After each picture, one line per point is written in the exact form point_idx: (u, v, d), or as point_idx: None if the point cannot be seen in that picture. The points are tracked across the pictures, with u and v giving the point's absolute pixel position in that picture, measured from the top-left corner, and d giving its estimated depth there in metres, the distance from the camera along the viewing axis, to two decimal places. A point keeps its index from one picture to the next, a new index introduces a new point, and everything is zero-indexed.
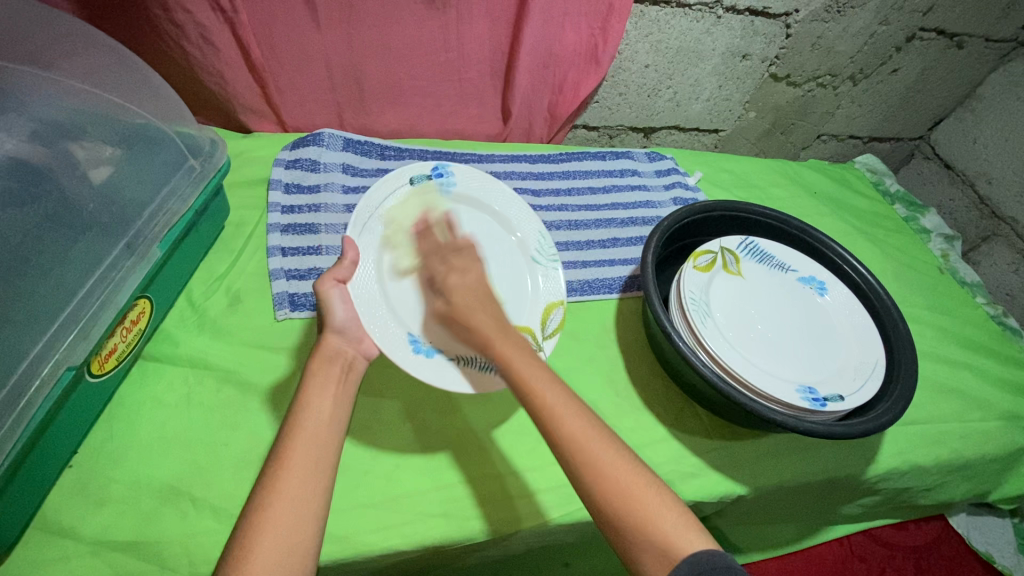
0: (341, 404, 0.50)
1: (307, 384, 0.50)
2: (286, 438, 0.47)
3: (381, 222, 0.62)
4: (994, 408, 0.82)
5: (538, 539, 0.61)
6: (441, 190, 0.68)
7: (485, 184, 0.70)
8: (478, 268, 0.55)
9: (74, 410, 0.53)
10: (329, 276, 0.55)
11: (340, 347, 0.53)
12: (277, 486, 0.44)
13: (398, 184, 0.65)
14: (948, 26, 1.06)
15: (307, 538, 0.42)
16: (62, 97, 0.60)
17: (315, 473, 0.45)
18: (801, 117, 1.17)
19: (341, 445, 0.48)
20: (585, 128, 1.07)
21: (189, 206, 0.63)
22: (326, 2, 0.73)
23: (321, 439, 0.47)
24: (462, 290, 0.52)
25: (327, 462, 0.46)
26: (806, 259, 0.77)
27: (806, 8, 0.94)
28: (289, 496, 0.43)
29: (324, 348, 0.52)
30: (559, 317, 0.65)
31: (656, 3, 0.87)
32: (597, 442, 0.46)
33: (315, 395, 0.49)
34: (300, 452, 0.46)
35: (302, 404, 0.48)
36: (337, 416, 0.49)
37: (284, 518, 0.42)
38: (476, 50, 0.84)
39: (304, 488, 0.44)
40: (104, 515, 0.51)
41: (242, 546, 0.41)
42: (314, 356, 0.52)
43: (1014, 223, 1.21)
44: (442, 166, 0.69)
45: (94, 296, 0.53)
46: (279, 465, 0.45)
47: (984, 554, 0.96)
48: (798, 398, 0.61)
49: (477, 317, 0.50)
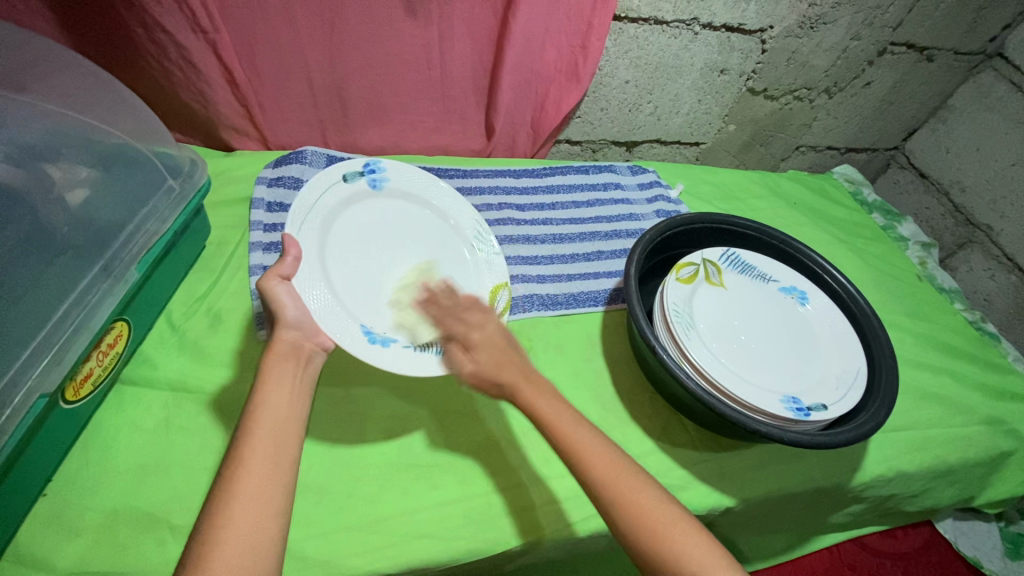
0: (296, 400, 0.49)
1: (262, 377, 0.49)
2: (243, 435, 0.46)
3: (321, 218, 0.62)
4: (976, 412, 0.83)
5: (526, 557, 0.60)
6: (372, 185, 0.69)
7: (415, 178, 0.72)
8: (491, 321, 0.60)
9: (48, 437, 0.51)
10: (273, 273, 0.53)
11: (296, 341, 0.53)
12: (237, 481, 0.43)
13: (331, 181, 0.64)
14: (917, 40, 1.09)
15: (268, 532, 0.41)
16: (36, 117, 0.59)
17: (275, 465, 0.44)
18: (779, 130, 1.20)
19: (299, 440, 0.47)
20: (568, 143, 1.08)
21: (168, 226, 0.63)
22: (307, 21, 0.73)
23: (280, 434, 0.46)
24: (490, 347, 0.57)
25: (286, 454, 0.46)
26: (787, 269, 0.78)
27: (781, 24, 0.97)
28: (251, 490, 0.42)
29: (280, 345, 0.51)
30: (505, 296, 0.68)
31: (634, 20, 0.89)
32: (625, 478, 0.49)
33: (270, 392, 0.48)
34: (257, 447, 0.45)
35: (257, 401, 0.48)
36: (293, 410, 0.48)
37: (245, 512, 0.41)
38: (458, 68, 0.85)
39: (263, 483, 0.43)
40: (80, 545, 0.50)
41: (203, 542, 0.40)
42: (269, 353, 0.51)
43: (988, 230, 1.24)
44: (375, 163, 0.69)
45: (68, 320, 0.52)
46: (236, 459, 0.44)
47: (972, 558, 0.96)
48: (782, 408, 0.61)
49: (506, 372, 0.55)
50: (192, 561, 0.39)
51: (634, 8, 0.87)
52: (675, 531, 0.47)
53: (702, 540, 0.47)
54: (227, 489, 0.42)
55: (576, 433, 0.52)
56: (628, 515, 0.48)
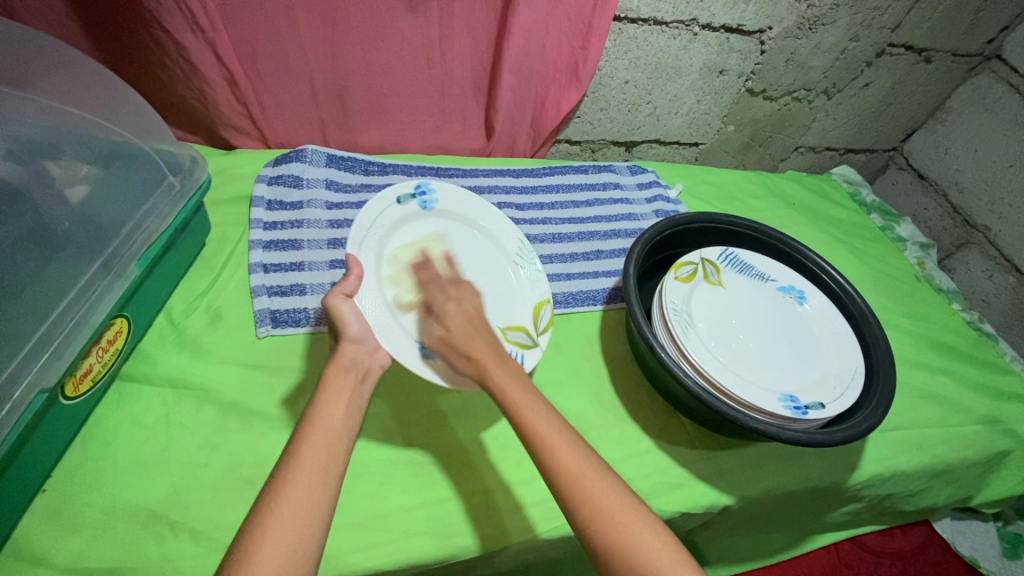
0: (353, 412, 0.49)
1: (322, 390, 0.50)
2: (297, 443, 0.46)
3: (374, 242, 0.62)
4: (974, 412, 0.84)
5: (524, 554, 0.60)
6: (423, 207, 0.69)
7: (465, 200, 0.72)
8: (470, 298, 0.60)
9: (47, 432, 0.52)
10: (336, 292, 0.55)
11: (356, 357, 0.53)
12: (284, 489, 0.43)
13: (385, 202, 0.65)
14: (915, 42, 1.10)
15: (308, 541, 0.41)
16: (38, 115, 0.60)
17: (324, 475, 0.44)
18: (778, 131, 1.20)
19: (349, 453, 0.47)
20: (568, 143, 1.08)
21: (168, 223, 0.63)
22: (308, 20, 0.74)
23: (335, 445, 0.46)
24: (457, 317, 0.57)
25: (336, 463, 0.45)
26: (785, 269, 0.78)
27: (780, 25, 0.97)
28: (296, 499, 0.42)
29: (341, 359, 0.52)
30: (548, 314, 0.68)
31: (634, 20, 0.89)
32: (584, 473, 0.47)
33: (328, 402, 0.49)
34: (309, 454, 0.45)
35: (314, 411, 0.48)
36: (348, 421, 0.48)
37: (288, 520, 0.41)
38: (458, 67, 0.86)
39: (310, 493, 0.43)
40: (79, 541, 0.50)
41: (243, 548, 0.40)
42: (331, 365, 0.51)
43: (986, 231, 1.24)
44: (425, 185, 0.70)
45: (68, 315, 0.52)
46: (290, 465, 0.44)
47: (969, 558, 0.96)
48: (780, 406, 0.61)
49: (476, 347, 0.54)
50: (232, 566, 0.39)
51: (633, 9, 0.87)
52: (626, 520, 0.45)
53: (651, 528, 0.45)
54: (274, 497, 0.42)
55: (532, 412, 0.49)
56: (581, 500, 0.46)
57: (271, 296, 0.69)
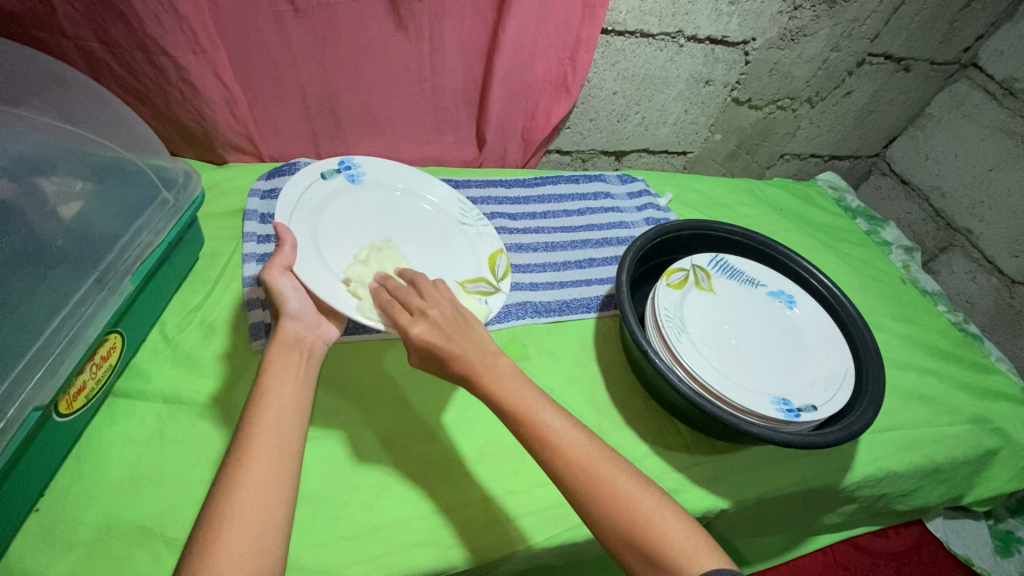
0: (300, 388, 0.50)
1: (268, 364, 0.51)
2: (250, 424, 0.46)
3: (305, 216, 0.63)
4: (961, 411, 0.85)
5: (521, 563, 0.60)
6: (350, 181, 0.71)
7: (392, 172, 0.75)
8: (439, 294, 0.55)
9: (41, 449, 0.51)
10: (274, 266, 0.55)
11: (298, 333, 0.55)
12: (245, 466, 0.44)
13: (311, 179, 0.66)
14: (894, 51, 1.13)
15: (274, 508, 0.43)
16: (32, 132, 0.60)
17: (281, 450, 0.45)
18: (763, 139, 1.22)
19: (302, 425, 0.49)
20: (558, 153, 1.10)
21: (162, 238, 0.62)
22: (301, 35, 0.74)
23: (286, 416, 0.48)
24: (441, 324, 0.52)
25: (290, 442, 0.47)
26: (774, 274, 0.79)
27: (762, 36, 1.00)
28: (259, 473, 0.43)
29: (282, 338, 0.53)
30: (503, 263, 0.71)
31: (621, 33, 0.91)
32: (604, 467, 0.49)
33: (276, 379, 0.50)
34: (262, 431, 0.46)
35: (260, 392, 0.49)
36: (295, 392, 0.50)
37: (255, 490, 0.43)
38: (449, 80, 0.87)
39: (275, 468, 0.44)
40: (72, 561, 0.49)
41: (212, 525, 0.40)
42: (274, 341, 0.53)
43: (968, 234, 1.27)
44: (348, 160, 0.72)
45: (62, 332, 0.52)
46: (243, 442, 0.45)
47: (962, 557, 0.97)
48: (772, 410, 0.62)
49: (461, 346, 0.51)
50: (201, 541, 0.40)
51: (620, 22, 0.89)
52: (654, 521, 0.46)
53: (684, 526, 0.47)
54: (233, 473, 0.43)
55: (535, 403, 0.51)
56: (610, 509, 0.47)
57: (266, 309, 0.69)
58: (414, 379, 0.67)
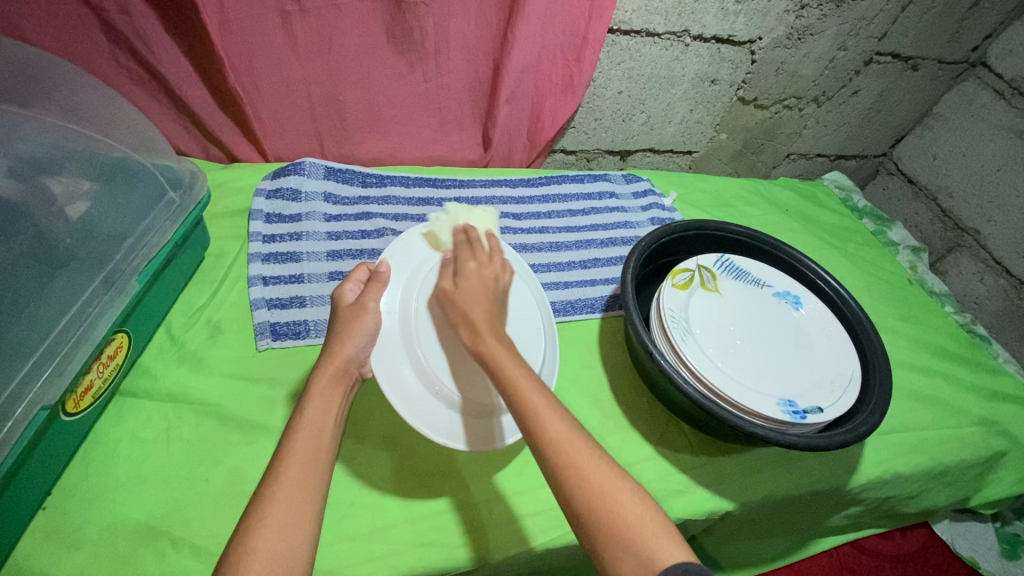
0: (334, 426, 0.49)
1: (308, 400, 0.49)
2: (281, 459, 0.45)
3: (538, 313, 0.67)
4: (968, 414, 0.84)
5: (525, 564, 0.60)
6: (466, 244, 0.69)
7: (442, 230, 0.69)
8: (489, 268, 0.60)
9: (48, 448, 0.51)
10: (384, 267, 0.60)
11: (348, 364, 0.53)
12: (272, 501, 0.42)
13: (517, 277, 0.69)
14: (902, 50, 1.12)
15: (301, 545, 0.41)
16: (40, 133, 0.60)
17: (311, 485, 0.44)
18: (769, 138, 1.22)
19: (333, 460, 0.47)
20: (563, 153, 1.09)
21: (168, 238, 0.64)
22: (307, 35, 0.75)
23: (318, 454, 0.46)
24: (475, 281, 0.57)
25: (319, 477, 0.45)
26: (780, 275, 0.79)
27: (769, 35, 0.99)
28: (286, 509, 0.42)
29: (334, 363, 0.52)
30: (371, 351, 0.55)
31: (626, 32, 0.90)
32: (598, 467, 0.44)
33: (314, 413, 0.48)
34: (293, 466, 0.44)
35: (296, 424, 0.48)
36: (326, 435, 0.48)
37: (278, 526, 0.41)
38: (455, 80, 0.87)
39: (300, 503, 0.43)
40: (80, 559, 0.49)
41: (235, 563, 0.39)
42: (320, 370, 0.51)
43: (976, 234, 1.26)
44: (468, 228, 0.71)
45: (70, 332, 0.52)
46: (275, 476, 0.44)
47: (969, 559, 0.97)
48: (778, 411, 0.62)
49: (491, 345, 0.50)
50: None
51: (626, 21, 0.88)
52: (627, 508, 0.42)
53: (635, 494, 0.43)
54: (259, 507, 0.42)
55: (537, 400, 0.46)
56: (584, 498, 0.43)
57: (271, 308, 0.69)
58: None
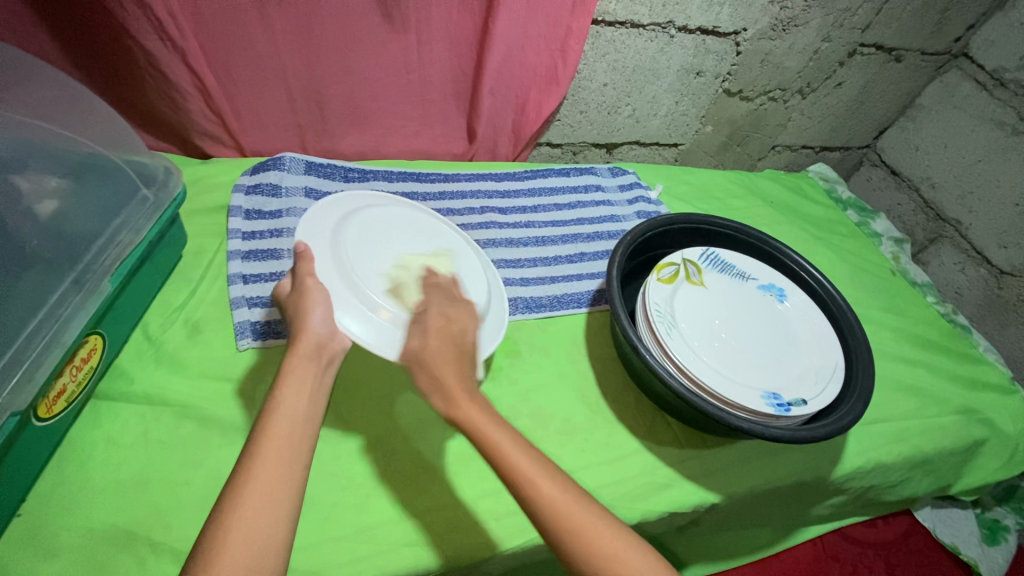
0: (314, 401, 0.48)
1: (283, 377, 0.48)
2: (258, 436, 0.44)
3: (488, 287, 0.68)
4: (950, 403, 0.86)
5: (512, 561, 0.60)
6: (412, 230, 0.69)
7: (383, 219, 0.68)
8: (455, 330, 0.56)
9: (19, 454, 0.50)
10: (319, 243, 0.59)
11: (321, 340, 0.51)
12: (252, 477, 0.42)
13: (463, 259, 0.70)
14: (886, 41, 1.12)
15: (278, 526, 0.40)
16: (2, 129, 0.57)
17: (289, 464, 0.43)
18: (754, 130, 1.22)
19: (313, 438, 0.46)
20: (549, 146, 1.09)
21: (143, 236, 0.62)
22: (284, 27, 0.73)
23: (296, 432, 0.45)
24: (442, 350, 0.53)
25: (300, 456, 0.44)
26: (764, 268, 0.79)
27: (754, 26, 0.99)
28: (263, 488, 0.41)
29: (305, 342, 0.50)
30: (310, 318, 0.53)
31: (611, 24, 0.90)
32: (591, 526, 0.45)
33: (289, 390, 0.47)
34: (271, 447, 0.44)
35: (274, 401, 0.47)
36: (305, 410, 0.47)
37: (257, 506, 0.40)
38: (437, 72, 0.85)
39: (278, 479, 0.42)
40: (55, 567, 0.48)
41: (211, 546, 0.39)
42: (293, 348, 0.50)
43: (958, 225, 1.27)
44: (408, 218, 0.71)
45: (40, 335, 0.51)
46: (251, 456, 0.43)
47: (950, 546, 0.99)
48: (763, 404, 0.62)
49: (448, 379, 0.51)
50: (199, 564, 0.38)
51: (610, 12, 0.87)
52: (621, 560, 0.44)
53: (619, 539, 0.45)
54: (238, 489, 0.41)
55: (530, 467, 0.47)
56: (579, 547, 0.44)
57: (252, 308, 0.68)
58: (402, 380, 0.67)
